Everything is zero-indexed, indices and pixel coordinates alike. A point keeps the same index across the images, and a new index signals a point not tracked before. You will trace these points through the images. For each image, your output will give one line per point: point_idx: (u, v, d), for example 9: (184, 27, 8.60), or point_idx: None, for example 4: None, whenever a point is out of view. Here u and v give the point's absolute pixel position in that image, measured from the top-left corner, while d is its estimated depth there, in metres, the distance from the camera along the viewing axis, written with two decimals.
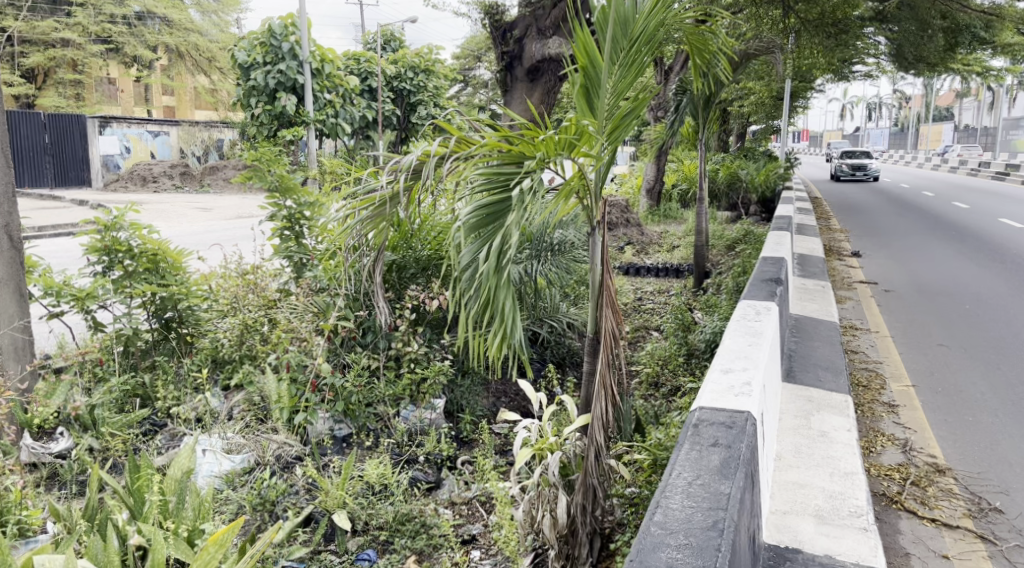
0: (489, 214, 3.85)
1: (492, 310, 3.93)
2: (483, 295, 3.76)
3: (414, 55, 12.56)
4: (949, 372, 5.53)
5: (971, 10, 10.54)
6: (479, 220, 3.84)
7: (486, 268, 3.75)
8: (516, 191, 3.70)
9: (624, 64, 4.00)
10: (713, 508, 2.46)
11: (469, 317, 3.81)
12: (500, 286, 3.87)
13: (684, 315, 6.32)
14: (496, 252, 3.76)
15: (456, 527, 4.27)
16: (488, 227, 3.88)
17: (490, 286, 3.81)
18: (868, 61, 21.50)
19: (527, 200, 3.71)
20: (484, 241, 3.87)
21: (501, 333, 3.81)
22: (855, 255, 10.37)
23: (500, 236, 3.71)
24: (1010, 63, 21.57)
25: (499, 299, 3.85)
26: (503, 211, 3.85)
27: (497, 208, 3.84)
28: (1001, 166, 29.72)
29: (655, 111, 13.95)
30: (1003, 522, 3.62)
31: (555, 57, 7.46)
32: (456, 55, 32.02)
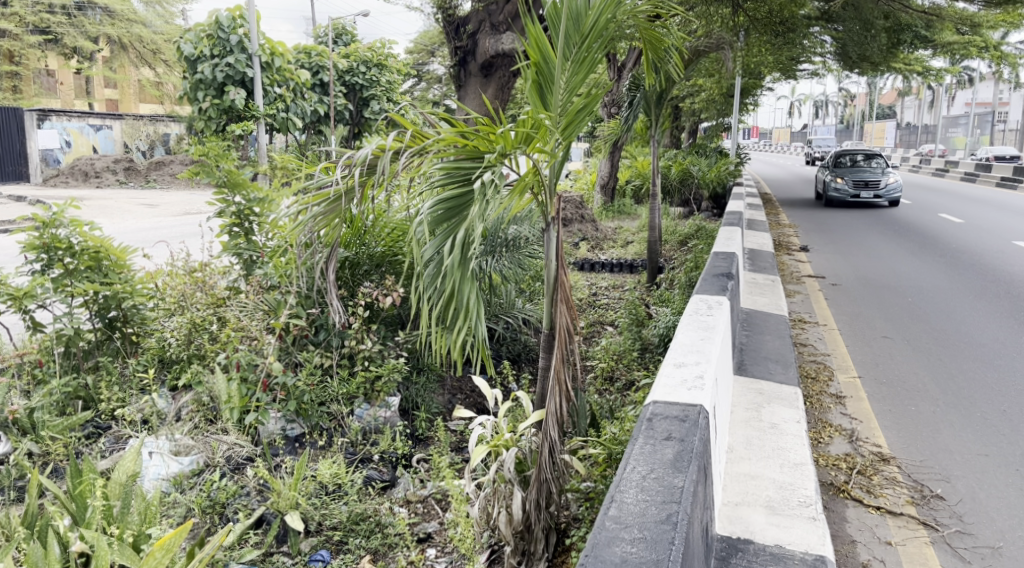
0: (449, 209, 3.82)
1: (457, 304, 3.90)
2: (447, 289, 3.72)
3: (366, 50, 12.42)
4: (893, 364, 5.68)
5: (913, 10, 10.84)
6: (440, 215, 3.80)
7: (451, 261, 3.72)
8: (477, 183, 3.66)
9: (576, 60, 4.01)
10: (667, 501, 2.48)
11: (434, 314, 3.77)
12: (464, 280, 3.84)
13: (638, 310, 6.38)
14: (460, 246, 3.73)
15: (411, 526, 4.24)
16: (451, 221, 3.84)
17: (454, 281, 3.78)
18: (814, 60, 22.05)
19: (490, 193, 3.68)
20: (446, 235, 3.83)
21: (466, 328, 3.77)
22: (803, 250, 10.60)
23: (463, 230, 3.67)
24: (950, 63, 22.32)
25: (463, 294, 3.83)
26: (463, 205, 3.81)
27: (458, 202, 3.81)
28: (941, 161, 30.73)
29: (609, 107, 14.03)
30: (944, 508, 3.73)
31: (510, 52, 7.40)
32: (408, 51, 31.82)
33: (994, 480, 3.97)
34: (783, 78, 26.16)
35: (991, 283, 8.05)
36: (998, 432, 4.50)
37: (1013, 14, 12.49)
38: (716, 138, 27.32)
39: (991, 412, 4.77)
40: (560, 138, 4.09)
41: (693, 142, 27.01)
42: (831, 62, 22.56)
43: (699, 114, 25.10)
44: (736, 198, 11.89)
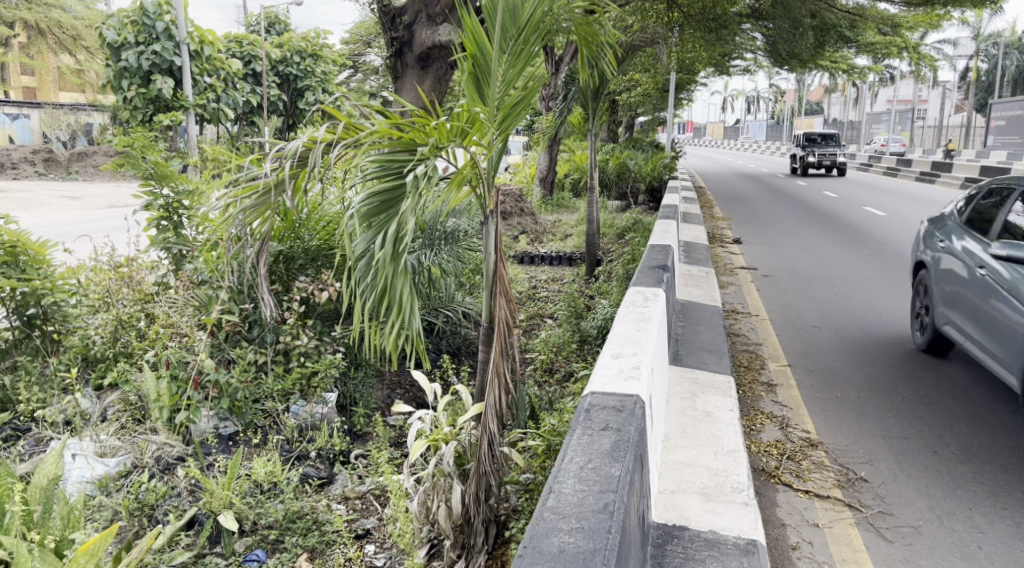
0: (382, 202, 3.76)
1: (389, 299, 3.84)
2: (380, 283, 3.65)
3: (300, 39, 12.15)
4: (821, 352, 5.87)
5: (839, 9, 11.31)
6: (372, 208, 3.75)
7: (382, 255, 3.65)
8: (410, 176, 3.62)
9: (513, 52, 4.01)
10: (603, 491, 2.51)
11: (366, 308, 3.70)
12: (397, 274, 3.78)
13: (577, 302, 6.45)
14: (392, 239, 3.67)
15: (349, 523, 4.18)
16: (383, 214, 3.78)
17: (387, 274, 3.71)
18: (745, 56, 22.73)
19: (423, 186, 3.63)
20: (379, 229, 3.76)
21: (399, 322, 3.71)
22: (736, 242, 10.88)
23: (395, 223, 3.62)
24: (873, 62, 23.24)
25: (396, 288, 3.75)
26: (396, 198, 3.76)
27: (391, 195, 3.76)
28: (866, 156, 31.91)
29: (547, 101, 14.12)
30: (868, 490, 3.88)
31: (446, 44, 7.36)
32: (344, 41, 31.24)
33: (914, 461, 4.14)
34: (716, 73, 26.73)
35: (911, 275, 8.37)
36: (917, 416, 4.68)
37: (931, 15, 13.20)
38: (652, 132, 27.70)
39: (911, 396, 4.97)
40: (497, 131, 4.09)
41: (629, 137, 27.30)
42: (761, 59, 23.27)
43: (635, 108, 25.42)
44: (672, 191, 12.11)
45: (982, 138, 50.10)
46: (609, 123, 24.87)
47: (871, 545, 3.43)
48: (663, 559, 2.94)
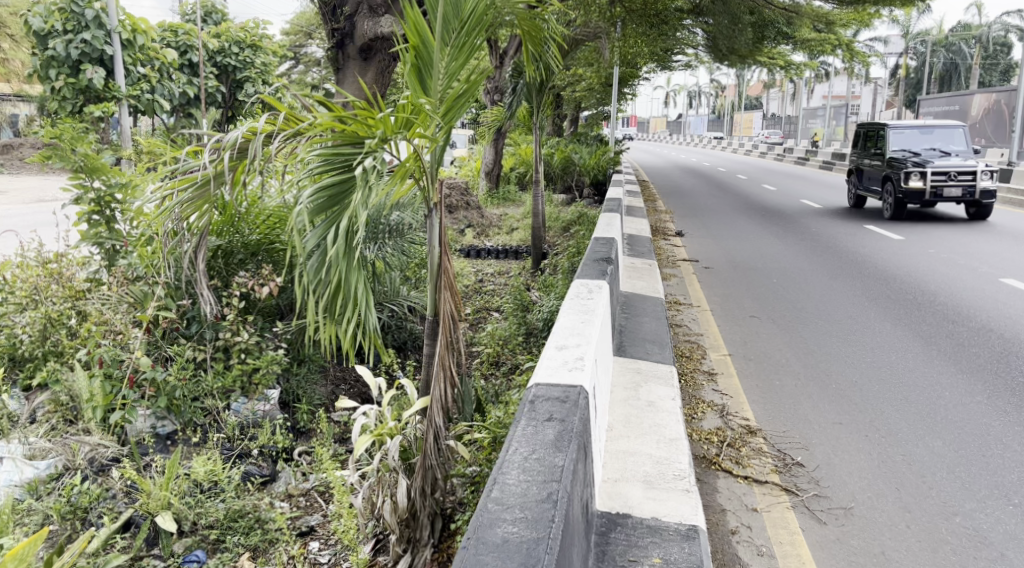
0: (332, 196, 3.71)
1: (341, 294, 3.83)
2: (335, 278, 3.62)
3: (238, 30, 11.87)
4: (759, 341, 6.02)
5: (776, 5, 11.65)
6: (322, 202, 3.69)
7: (336, 250, 3.62)
8: (360, 169, 3.57)
9: (455, 45, 4.00)
10: (547, 480, 2.53)
11: (322, 305, 3.66)
12: (350, 269, 3.76)
13: (523, 296, 6.48)
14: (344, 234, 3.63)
15: (293, 520, 4.13)
16: (335, 208, 3.74)
17: (340, 269, 3.69)
18: (687, 52, 23.15)
19: (373, 179, 3.59)
20: (331, 223, 3.72)
21: (356, 318, 3.73)
22: (679, 235, 11.06)
23: (347, 218, 3.58)
24: (810, 59, 23.92)
25: (350, 283, 3.74)
26: (346, 190, 3.72)
27: (340, 188, 3.70)
28: (803, 151, 32.70)
29: (491, 94, 14.14)
30: (804, 474, 4.00)
31: (388, 37, 7.01)
32: (285, 32, 30.62)
33: (847, 446, 4.28)
34: (658, 68, 27.12)
35: (846, 265, 8.65)
36: (849, 402, 4.83)
37: (863, 13, 13.85)
38: (596, 126, 27.89)
39: (845, 382, 5.14)
40: (441, 123, 4.06)
41: (575, 130, 27.45)
42: (702, 54, 23.77)
43: (581, 102, 25.57)
44: (617, 184, 12.25)
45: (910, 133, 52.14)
46: (555, 117, 25.00)
47: (805, 527, 3.53)
48: (607, 546, 2.98)
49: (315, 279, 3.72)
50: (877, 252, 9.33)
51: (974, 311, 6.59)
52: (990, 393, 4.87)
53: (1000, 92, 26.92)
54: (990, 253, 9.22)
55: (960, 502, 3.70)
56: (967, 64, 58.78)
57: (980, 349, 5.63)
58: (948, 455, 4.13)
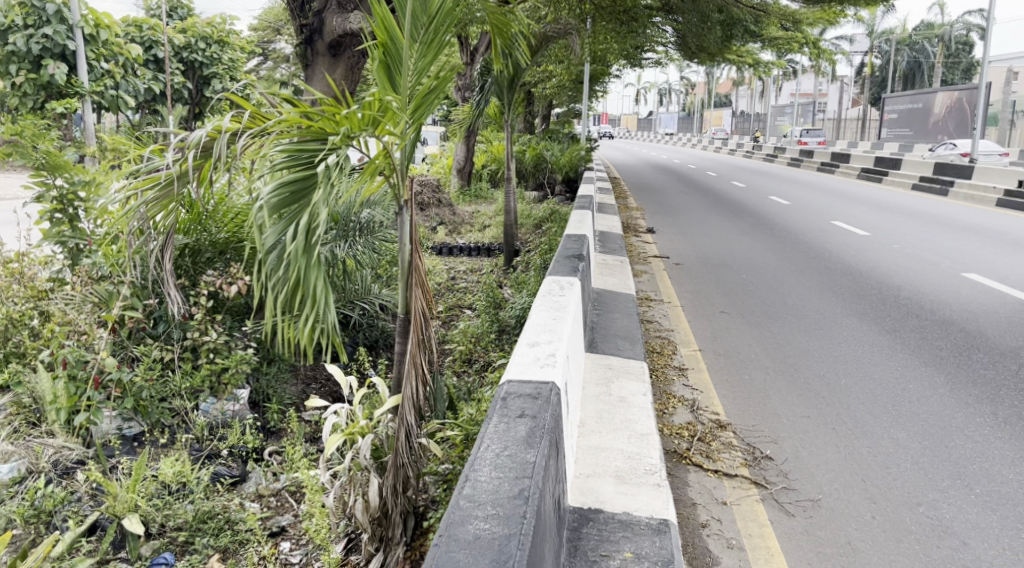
0: (293, 193, 3.64)
1: (302, 292, 3.76)
2: (293, 275, 3.52)
3: (205, 25, 11.71)
4: (730, 336, 6.08)
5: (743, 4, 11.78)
6: (283, 199, 3.61)
7: (295, 247, 3.54)
8: (322, 166, 3.51)
9: (424, 42, 3.99)
10: (519, 477, 2.54)
11: (281, 302, 3.57)
12: (309, 266, 3.67)
13: (495, 293, 6.49)
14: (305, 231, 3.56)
15: (263, 520, 4.09)
16: (295, 205, 3.66)
17: (300, 267, 3.60)
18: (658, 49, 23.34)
19: (335, 176, 3.54)
20: (290, 221, 3.65)
21: (314, 314, 3.63)
22: (650, 231, 11.13)
23: (307, 214, 3.51)
24: (777, 57, 24.23)
25: (310, 280, 3.66)
26: (308, 188, 3.65)
27: (301, 186, 3.64)
28: (772, 148, 33.06)
29: (462, 91, 14.14)
30: (773, 467, 4.05)
31: (357, 32, 6.92)
32: (253, 27, 30.32)
33: (815, 439, 4.34)
34: (629, 66, 27.29)
35: (814, 260, 8.77)
36: (816, 396, 4.90)
37: (830, 12, 14.08)
38: (568, 123, 27.99)
39: (812, 376, 5.21)
40: (411, 119, 4.02)
41: (546, 127, 27.51)
42: (671, 52, 24.01)
43: (552, 99, 25.63)
44: (588, 181, 12.29)
45: (875, 131, 53.06)
46: (527, 114, 25.05)
47: (774, 519, 3.58)
48: (579, 542, 2.99)
49: (279, 277, 3.66)
50: (843, 248, 9.46)
51: (937, 305, 6.72)
52: (953, 385, 4.97)
53: (961, 90, 27.50)
54: (954, 248, 9.38)
55: (924, 493, 3.76)
56: (930, 63, 59.93)
57: (943, 342, 5.74)
58: (912, 446, 4.21)
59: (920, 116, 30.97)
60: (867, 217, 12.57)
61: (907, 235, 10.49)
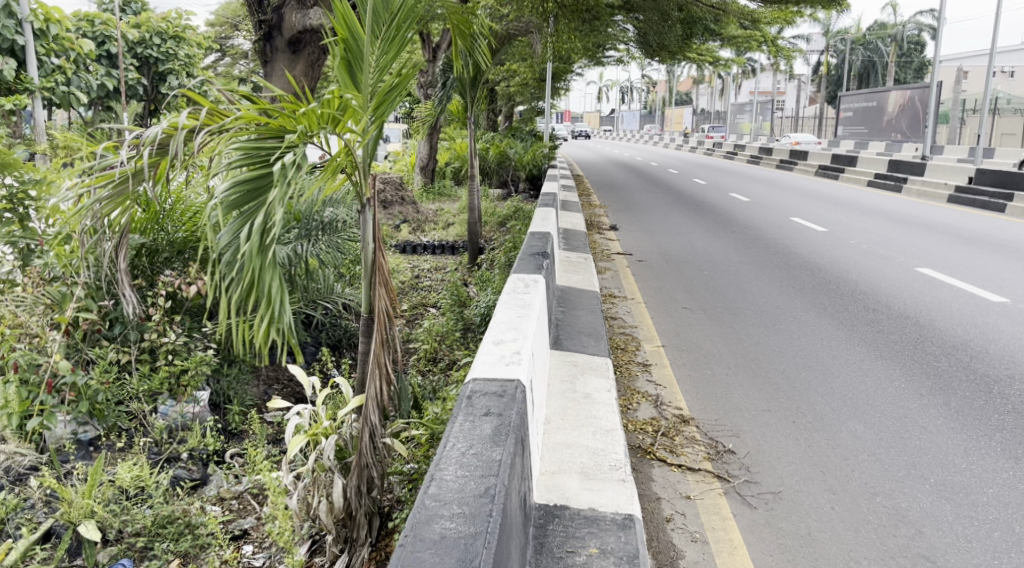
0: (249, 191, 3.52)
1: (257, 292, 3.59)
2: (247, 276, 3.39)
3: (159, 20, 11.46)
4: (693, 331, 6.16)
5: (703, 3, 11.91)
6: (238, 198, 3.49)
7: (249, 247, 3.40)
8: (277, 164, 3.41)
9: (385, 39, 3.97)
10: (485, 475, 2.54)
11: (235, 303, 3.43)
12: (264, 266, 3.54)
13: (459, 291, 6.48)
14: (259, 230, 3.43)
15: (225, 524, 4.02)
16: (249, 204, 3.54)
17: (255, 266, 3.45)
18: (618, 48, 23.50)
19: (292, 175, 3.45)
20: (245, 220, 3.53)
21: (268, 317, 3.48)
22: (613, 228, 11.21)
23: (263, 214, 3.40)
24: (736, 56, 24.57)
25: (265, 281, 3.52)
26: (264, 186, 3.53)
27: (257, 184, 3.52)
28: (732, 145, 33.49)
29: (424, 88, 14.03)
30: (734, 461, 4.11)
31: (318, 29, 6.85)
32: (209, 22, 29.80)
33: (776, 432, 4.41)
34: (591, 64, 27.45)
35: (774, 256, 8.92)
36: (778, 389, 4.98)
37: (786, 12, 14.33)
38: (531, 121, 28.06)
39: (773, 370, 5.30)
40: (372, 117, 3.96)
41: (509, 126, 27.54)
42: (632, 51, 24.21)
43: (515, 96, 25.65)
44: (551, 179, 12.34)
45: (831, 129, 54.20)
46: (489, 112, 25.03)
47: (737, 512, 3.63)
48: (546, 538, 3.00)
49: (233, 277, 3.52)
50: (802, 244, 9.63)
51: (891, 299, 6.88)
52: (908, 377, 5.10)
53: (913, 89, 28.16)
54: (909, 243, 9.59)
55: (881, 482, 3.85)
56: (883, 63, 61.32)
57: (898, 336, 5.87)
58: (870, 437, 4.30)
59: (875, 114, 31.64)
60: (828, 213, 12.73)
61: (874, 233, 10.37)
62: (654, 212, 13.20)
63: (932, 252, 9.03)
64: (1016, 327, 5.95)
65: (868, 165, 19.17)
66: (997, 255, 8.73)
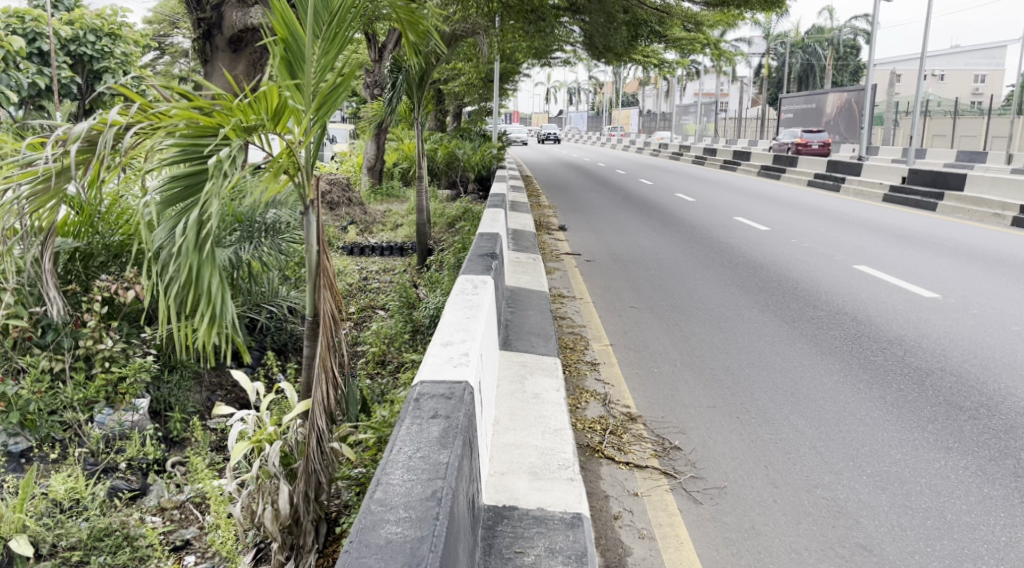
0: (185, 187, 3.55)
1: (198, 291, 3.55)
2: (185, 270, 3.35)
3: (94, 17, 11.14)
4: (640, 331, 6.21)
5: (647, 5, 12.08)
6: (171, 195, 3.54)
7: (186, 242, 3.35)
8: (212, 159, 3.37)
9: (326, 37, 3.89)
10: (432, 478, 2.51)
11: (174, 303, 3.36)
12: (204, 264, 3.51)
13: (408, 293, 6.45)
14: (196, 226, 3.39)
15: (166, 535, 3.91)
16: (185, 202, 3.57)
17: (193, 262, 3.41)
18: (565, 49, 23.67)
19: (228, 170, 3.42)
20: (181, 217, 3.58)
21: (209, 315, 3.45)
22: (562, 229, 11.27)
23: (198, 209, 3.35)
24: (679, 58, 24.99)
25: (203, 280, 3.50)
26: (200, 183, 3.56)
27: (193, 181, 3.54)
28: (677, 145, 34.00)
29: (371, 88, 13.87)
30: (681, 457, 4.17)
31: (258, 27, 6.72)
32: (146, 19, 28.99)
33: (720, 427, 4.49)
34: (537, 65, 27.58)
35: (720, 254, 9.08)
36: (722, 386, 5.07)
37: (728, 15, 14.65)
38: (479, 122, 28.12)
39: (718, 368, 5.38)
40: (314, 117, 3.92)
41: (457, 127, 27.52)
42: (578, 52, 24.45)
43: (462, 96, 25.62)
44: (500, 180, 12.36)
45: (773, 130, 55.46)
46: (437, 112, 24.95)
47: (683, 508, 3.68)
48: (493, 540, 2.99)
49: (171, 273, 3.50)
50: (748, 243, 9.83)
51: (831, 295, 7.06)
52: (846, 371, 5.24)
53: (851, 91, 29.00)
54: (849, 241, 9.86)
55: (821, 475, 3.95)
56: (823, 64, 63.02)
57: (837, 332, 6.03)
58: (811, 431, 4.41)
59: (814, 115, 32.49)
60: (772, 212, 13.00)
61: (818, 233, 10.55)
62: (604, 212, 13.35)
63: (873, 250, 9.21)
64: (946, 322, 6.17)
65: (809, 165, 19.65)
66: (929, 251, 9.05)
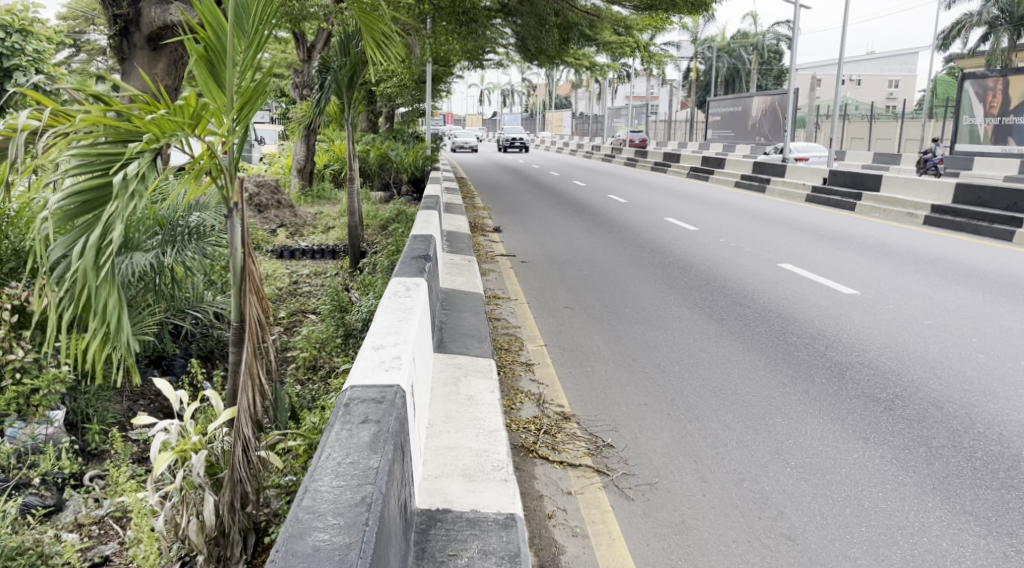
0: (82, 203, 3.32)
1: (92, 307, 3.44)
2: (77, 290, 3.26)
3: (3, 12, 10.67)
4: (574, 330, 6.26)
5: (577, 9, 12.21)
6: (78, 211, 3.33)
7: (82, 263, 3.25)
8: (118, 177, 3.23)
9: (246, 40, 3.75)
10: (361, 484, 2.46)
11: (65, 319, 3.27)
12: (104, 283, 3.41)
13: (340, 297, 6.36)
14: (95, 247, 3.27)
15: (83, 552, 3.71)
16: (88, 216, 3.37)
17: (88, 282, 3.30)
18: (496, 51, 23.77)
19: (134, 188, 3.29)
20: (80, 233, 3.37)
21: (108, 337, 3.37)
22: (497, 230, 11.32)
23: (99, 229, 3.25)
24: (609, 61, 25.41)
25: (101, 299, 3.40)
26: (101, 199, 3.37)
27: (95, 197, 3.35)
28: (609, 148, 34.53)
29: (300, 89, 13.58)
30: (614, 454, 4.21)
31: (177, 25, 6.51)
32: (61, 14, 27.96)
33: (652, 425, 4.55)
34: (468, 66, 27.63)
35: (652, 254, 9.23)
36: (655, 383, 5.14)
37: (657, 20, 14.93)
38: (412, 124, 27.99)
39: (649, 366, 5.46)
40: (236, 118, 3.81)
41: (389, 128, 27.33)
42: (511, 54, 24.58)
43: (393, 98, 25.47)
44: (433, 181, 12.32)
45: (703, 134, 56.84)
46: (369, 112, 24.65)
47: (615, 505, 3.72)
48: (426, 544, 2.95)
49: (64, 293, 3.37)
50: (680, 243, 10.03)
51: (758, 293, 7.25)
52: (772, 367, 5.38)
53: (774, 95, 29.95)
54: (776, 241, 10.11)
55: (747, 468, 4.03)
56: (750, 68, 64.93)
57: (763, 328, 6.19)
58: (738, 427, 4.50)
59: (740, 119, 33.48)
60: (701, 212, 13.33)
61: (744, 233, 10.79)
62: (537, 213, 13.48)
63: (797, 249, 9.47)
64: (864, 317, 6.40)
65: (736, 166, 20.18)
66: (851, 250, 9.38)
